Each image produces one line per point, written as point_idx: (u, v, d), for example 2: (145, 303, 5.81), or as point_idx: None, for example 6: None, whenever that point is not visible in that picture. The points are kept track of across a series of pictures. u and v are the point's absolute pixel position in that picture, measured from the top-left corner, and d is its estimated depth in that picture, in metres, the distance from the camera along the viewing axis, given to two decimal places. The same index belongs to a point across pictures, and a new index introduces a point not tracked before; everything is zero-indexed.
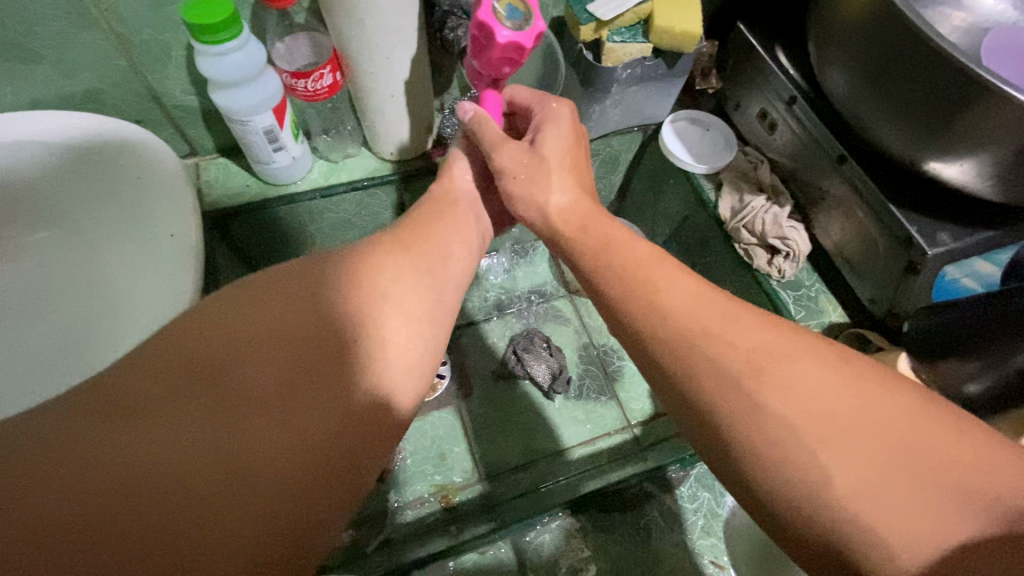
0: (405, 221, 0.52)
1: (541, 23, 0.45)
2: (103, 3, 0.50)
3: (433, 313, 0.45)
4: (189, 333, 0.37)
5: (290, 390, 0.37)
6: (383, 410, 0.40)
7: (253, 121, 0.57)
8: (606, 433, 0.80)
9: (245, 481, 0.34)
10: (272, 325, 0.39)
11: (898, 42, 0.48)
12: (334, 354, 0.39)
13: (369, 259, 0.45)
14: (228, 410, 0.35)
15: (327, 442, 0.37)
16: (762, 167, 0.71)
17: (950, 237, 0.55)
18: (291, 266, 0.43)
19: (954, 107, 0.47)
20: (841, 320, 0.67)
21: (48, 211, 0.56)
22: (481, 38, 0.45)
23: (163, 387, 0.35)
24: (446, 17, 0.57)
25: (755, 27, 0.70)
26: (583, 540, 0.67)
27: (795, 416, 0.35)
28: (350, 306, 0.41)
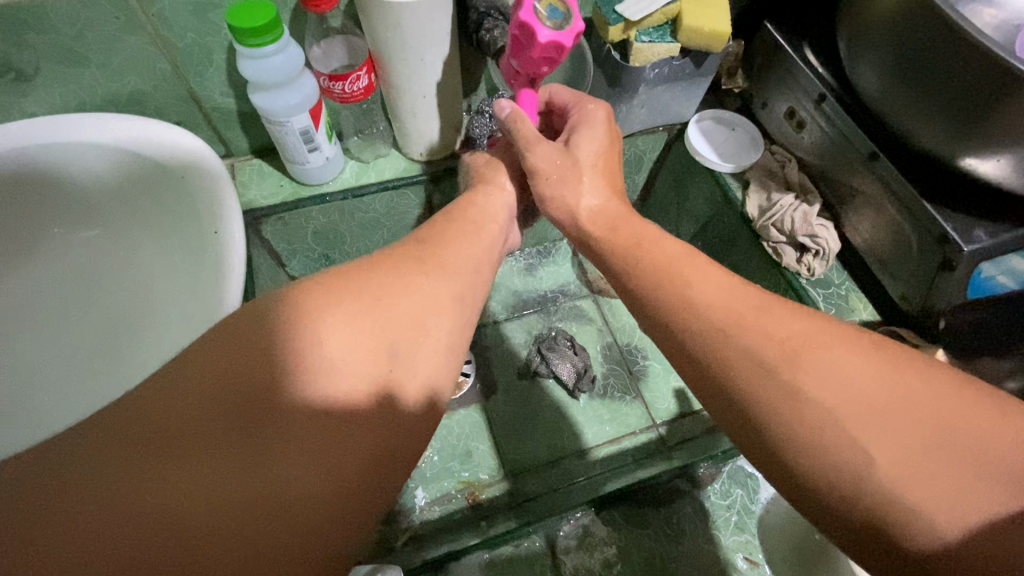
0: (440, 221, 0.52)
1: (580, 22, 0.45)
2: (150, 9, 0.52)
3: (461, 321, 0.45)
4: (211, 365, 0.35)
5: (316, 418, 0.36)
6: (410, 429, 0.40)
7: (291, 122, 0.59)
8: (631, 433, 0.80)
9: (274, 501, 0.33)
10: (297, 350, 0.37)
11: (939, 37, 0.47)
12: (361, 378, 0.39)
13: (401, 270, 0.44)
14: (256, 443, 0.34)
15: (357, 457, 0.37)
16: (789, 165, 0.71)
17: (986, 234, 0.54)
18: (314, 285, 0.41)
19: (993, 103, 0.46)
20: (873, 319, 0.66)
21: (95, 213, 0.59)
22: (522, 38, 0.45)
23: (188, 425, 0.33)
24: (484, 20, 0.57)
25: (782, 26, 0.70)
26: (613, 536, 0.68)
27: (838, 408, 0.35)
28: (383, 318, 0.41)
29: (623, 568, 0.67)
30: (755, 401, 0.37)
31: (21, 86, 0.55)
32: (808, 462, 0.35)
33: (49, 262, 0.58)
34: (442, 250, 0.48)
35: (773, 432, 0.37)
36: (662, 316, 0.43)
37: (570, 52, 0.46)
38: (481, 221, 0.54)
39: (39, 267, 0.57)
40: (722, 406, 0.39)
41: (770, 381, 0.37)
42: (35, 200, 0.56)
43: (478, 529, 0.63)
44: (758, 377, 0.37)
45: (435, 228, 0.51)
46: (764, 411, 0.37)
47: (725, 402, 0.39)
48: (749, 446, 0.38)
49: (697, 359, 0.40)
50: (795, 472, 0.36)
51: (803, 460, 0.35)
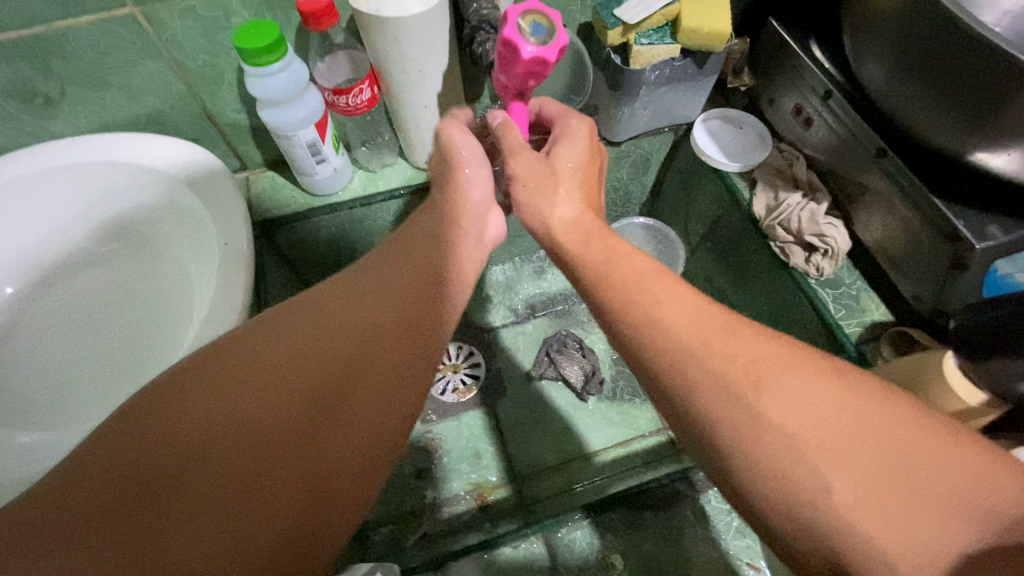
0: (421, 216, 0.51)
1: (564, 35, 0.44)
2: (164, 33, 0.55)
3: (428, 331, 0.44)
4: (174, 405, 0.35)
5: (282, 443, 0.36)
6: (380, 440, 0.40)
7: (298, 136, 0.61)
8: (640, 435, 0.76)
9: (230, 540, 0.33)
10: (263, 380, 0.38)
11: (937, 34, 0.46)
12: (328, 399, 0.39)
13: (363, 292, 0.44)
14: (223, 476, 0.34)
15: (315, 484, 0.36)
16: (797, 163, 0.70)
17: (1000, 231, 0.52)
18: (278, 318, 0.42)
19: (1000, 95, 0.45)
20: (883, 318, 0.64)
21: (104, 223, 0.60)
22: (507, 55, 0.45)
23: (150, 464, 0.33)
24: (475, 33, 0.58)
25: (788, 21, 0.69)
26: (614, 539, 0.71)
27: (817, 413, 0.35)
28: (342, 345, 0.41)
29: (623, 569, 0.70)
30: (723, 416, 0.37)
31: (48, 109, 0.59)
32: (793, 470, 0.34)
33: (53, 272, 0.58)
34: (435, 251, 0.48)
35: (743, 445, 0.36)
36: (632, 332, 0.42)
37: (554, 67, 0.45)
38: (457, 212, 0.51)
39: (42, 278, 0.58)
40: (693, 424, 0.39)
41: (757, 388, 0.36)
42: (52, 212, 0.58)
43: (482, 529, 0.70)
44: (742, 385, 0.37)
45: (417, 225, 0.50)
46: (739, 422, 0.36)
47: (693, 418, 0.38)
48: (719, 461, 0.37)
49: (666, 379, 0.40)
50: (765, 488, 0.35)
51: (776, 475, 0.35)
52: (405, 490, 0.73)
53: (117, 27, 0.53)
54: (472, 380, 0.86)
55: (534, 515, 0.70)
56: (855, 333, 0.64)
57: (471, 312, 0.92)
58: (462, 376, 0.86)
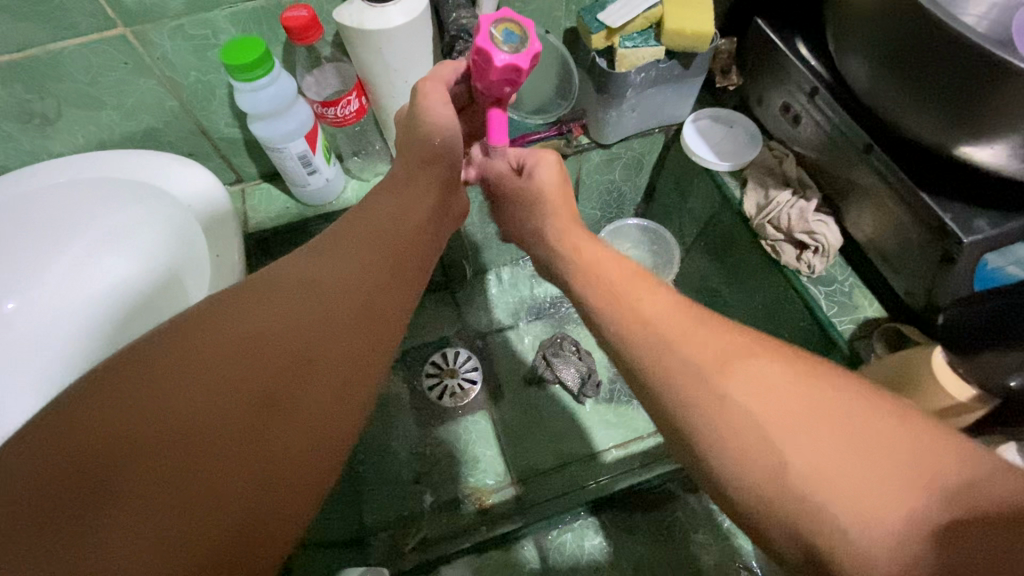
0: (384, 204, 0.51)
1: (536, 43, 0.45)
2: (155, 53, 0.56)
3: (394, 307, 0.45)
4: (108, 396, 0.31)
5: (236, 426, 0.33)
6: (341, 424, 0.38)
7: (288, 148, 0.62)
8: (638, 437, 0.80)
9: (205, 512, 0.31)
10: (214, 365, 0.34)
11: (915, 31, 0.47)
12: (288, 381, 0.37)
13: (330, 266, 0.43)
14: (168, 468, 0.30)
15: (292, 450, 0.35)
16: (787, 160, 0.70)
17: (988, 224, 0.52)
18: (229, 301, 0.39)
19: (979, 89, 0.45)
20: (877, 315, 0.63)
21: (101, 238, 0.62)
22: (480, 63, 0.46)
23: (83, 461, 0.29)
24: (456, 42, 0.59)
25: (773, 20, 0.69)
26: (610, 535, 0.73)
27: (795, 416, 0.34)
28: (313, 314, 0.40)
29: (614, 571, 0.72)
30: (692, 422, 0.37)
31: (46, 129, 0.60)
32: (772, 470, 0.33)
33: (53, 287, 0.60)
34: (409, 254, 0.48)
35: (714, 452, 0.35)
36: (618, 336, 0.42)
37: (528, 73, 0.46)
38: (422, 195, 0.53)
39: (41, 292, 0.59)
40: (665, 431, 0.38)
41: (733, 393, 0.36)
42: (45, 229, 0.59)
43: (477, 533, 0.70)
44: (720, 369, 0.37)
45: (386, 213, 0.50)
46: (704, 431, 0.36)
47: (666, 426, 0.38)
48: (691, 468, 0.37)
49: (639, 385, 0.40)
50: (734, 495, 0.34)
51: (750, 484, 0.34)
52: (405, 495, 0.75)
53: (110, 48, 0.54)
54: (469, 386, 0.87)
55: (532, 518, 0.72)
56: (847, 331, 0.63)
57: (468, 317, 0.93)
58: (460, 381, 0.86)
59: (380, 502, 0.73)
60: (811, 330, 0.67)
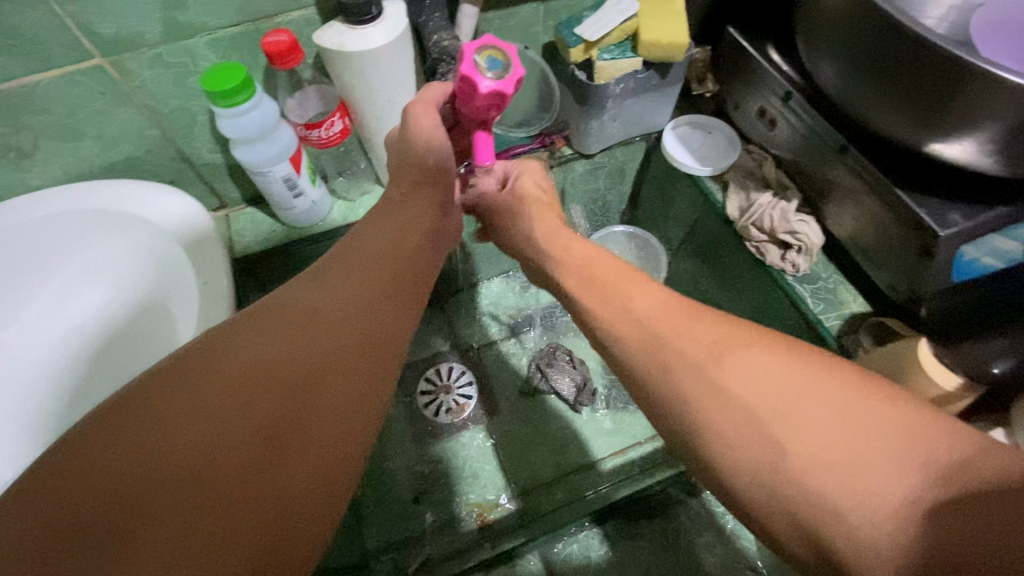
0: (375, 226, 0.51)
1: (520, 69, 0.46)
2: (133, 82, 0.56)
3: (397, 326, 0.45)
4: (103, 451, 0.30)
5: (251, 451, 0.33)
6: (348, 453, 0.38)
7: (272, 171, 0.61)
8: (635, 445, 0.74)
9: (226, 537, 0.30)
10: (212, 408, 0.34)
11: (881, 36, 0.48)
12: (291, 415, 0.36)
13: (330, 290, 0.44)
14: (175, 518, 0.30)
15: (307, 473, 0.35)
16: (766, 163, 0.71)
17: (962, 217, 0.54)
18: (221, 339, 0.38)
19: (946, 89, 0.47)
20: (862, 310, 0.65)
21: (77, 269, 0.60)
22: (465, 88, 0.46)
23: (94, 504, 0.29)
24: (436, 65, 0.59)
25: (744, 28, 0.71)
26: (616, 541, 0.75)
27: (783, 415, 0.35)
28: (320, 337, 0.40)
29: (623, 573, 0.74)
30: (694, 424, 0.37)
31: (22, 163, 0.59)
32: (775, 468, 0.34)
33: (27, 320, 0.57)
34: (403, 274, 0.48)
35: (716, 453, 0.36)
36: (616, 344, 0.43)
37: (513, 98, 0.47)
38: (419, 224, 0.53)
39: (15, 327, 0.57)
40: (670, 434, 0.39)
41: (731, 393, 0.37)
42: (26, 261, 0.58)
43: (483, 548, 0.69)
44: (714, 360, 0.38)
45: (376, 233, 0.50)
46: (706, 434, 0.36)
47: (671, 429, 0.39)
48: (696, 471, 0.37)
49: None
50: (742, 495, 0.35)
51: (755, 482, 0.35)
52: (404, 517, 0.73)
53: (87, 79, 0.54)
54: (465, 400, 0.86)
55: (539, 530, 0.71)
56: (834, 327, 0.64)
57: (461, 331, 0.93)
58: (455, 396, 0.86)
59: (378, 523, 0.71)
60: (798, 329, 0.68)
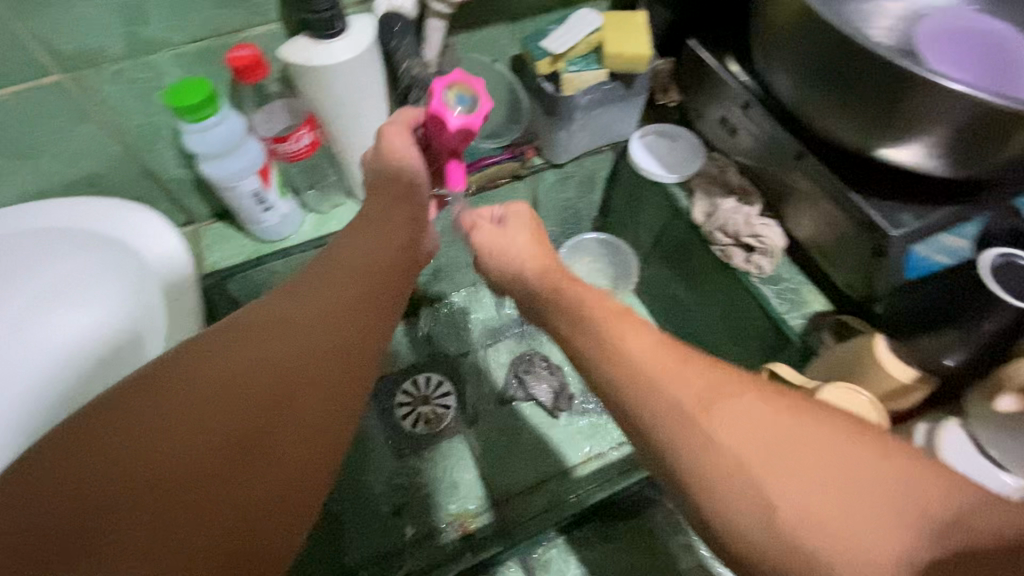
0: (353, 235, 0.52)
1: (487, 101, 0.46)
2: (95, 98, 0.55)
3: (373, 334, 0.45)
4: (77, 461, 0.33)
5: (221, 456, 0.35)
6: (315, 457, 0.39)
7: (240, 186, 0.61)
8: (611, 447, 0.80)
9: (195, 533, 0.33)
10: (183, 417, 0.35)
11: (831, 48, 0.51)
12: (258, 426, 0.37)
13: (307, 297, 0.44)
14: (141, 523, 0.32)
15: (274, 476, 0.37)
16: (728, 170, 0.74)
17: (912, 218, 0.57)
18: (191, 349, 0.39)
19: (892, 97, 0.50)
20: (824, 308, 0.67)
21: (43, 291, 0.58)
22: (436, 124, 0.48)
23: (78, 499, 0.32)
24: (409, 93, 0.63)
25: (704, 40, 0.73)
26: (587, 547, 0.75)
27: (757, 443, 0.36)
28: (293, 345, 0.41)
29: None
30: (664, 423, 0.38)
31: None
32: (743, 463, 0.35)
33: None
34: (380, 283, 0.48)
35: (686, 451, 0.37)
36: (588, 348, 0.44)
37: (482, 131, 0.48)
38: (399, 233, 0.52)
39: None
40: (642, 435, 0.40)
41: (714, 414, 0.37)
42: None
43: (466, 556, 0.70)
44: (704, 410, 0.38)
45: (354, 244, 0.50)
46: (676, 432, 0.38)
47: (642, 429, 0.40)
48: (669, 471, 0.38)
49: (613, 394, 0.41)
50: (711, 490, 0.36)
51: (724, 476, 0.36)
52: (382, 530, 0.73)
53: (46, 96, 0.53)
54: (443, 410, 0.86)
55: (514, 538, 0.71)
56: (798, 326, 0.66)
57: (437, 341, 0.92)
58: (434, 407, 0.86)
59: (358, 536, 0.72)
60: (765, 329, 0.70)
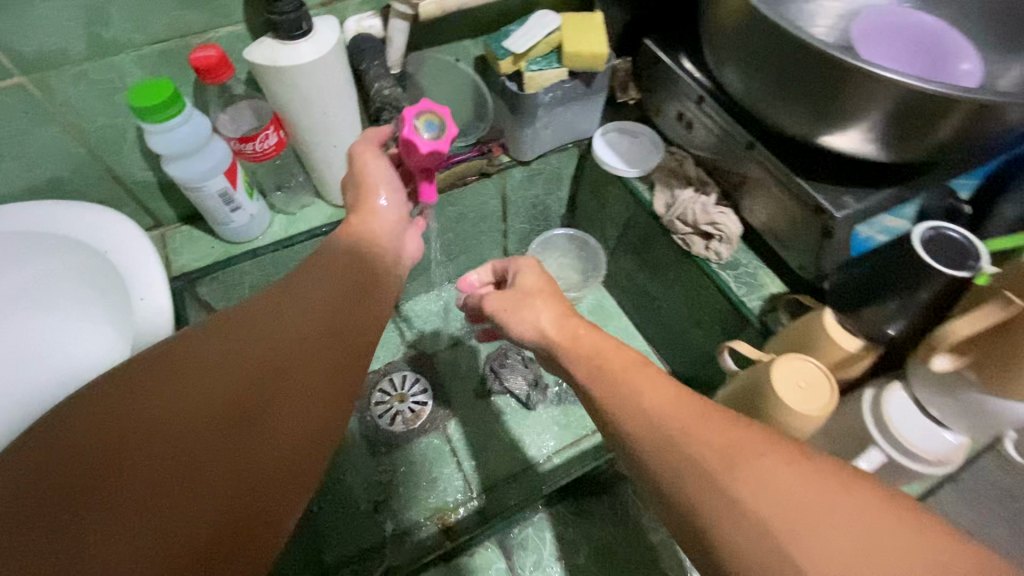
0: (339, 237, 0.53)
1: (452, 129, 0.54)
2: (57, 100, 0.55)
3: (363, 322, 0.48)
4: (94, 422, 0.36)
5: (219, 428, 0.38)
6: (314, 435, 0.41)
7: (207, 186, 0.61)
8: (585, 435, 0.83)
9: (195, 497, 0.35)
10: (184, 392, 0.38)
11: (772, 42, 0.55)
12: (254, 402, 0.39)
13: (300, 286, 0.46)
14: (146, 485, 0.35)
15: (269, 449, 0.39)
16: (686, 162, 0.77)
17: (854, 200, 0.61)
18: (204, 328, 0.42)
19: (829, 85, 0.53)
20: (780, 290, 0.71)
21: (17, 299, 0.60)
22: (407, 148, 0.54)
23: (88, 464, 0.34)
24: (380, 112, 0.65)
25: (659, 39, 0.77)
26: (563, 526, 0.81)
27: (778, 504, 0.35)
28: (286, 329, 0.43)
29: (577, 554, 0.79)
30: None
31: None
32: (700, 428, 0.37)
33: None
34: (368, 277, 0.50)
35: None
36: None
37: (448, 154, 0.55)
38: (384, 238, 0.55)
39: None
40: None
41: (737, 466, 0.37)
42: None
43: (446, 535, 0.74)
44: (726, 466, 0.37)
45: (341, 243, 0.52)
46: None
47: None
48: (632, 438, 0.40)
49: None
50: None
51: None
52: (363, 527, 0.73)
53: (6, 99, 0.53)
54: (420, 407, 0.87)
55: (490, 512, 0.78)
56: (756, 308, 0.70)
57: (412, 340, 0.94)
58: (410, 404, 0.87)
59: (336, 532, 0.73)
60: (726, 312, 0.74)
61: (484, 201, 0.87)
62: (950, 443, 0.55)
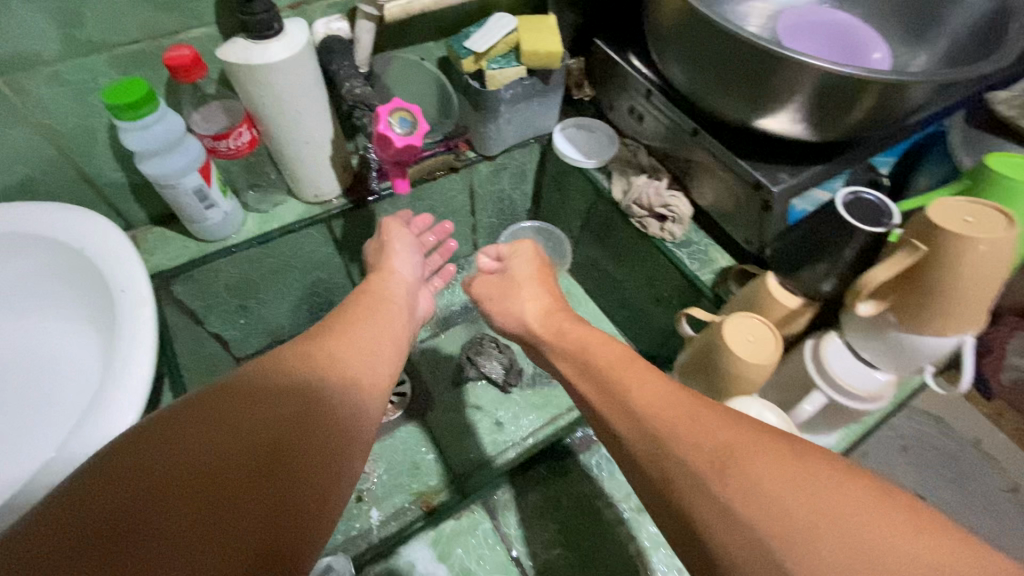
0: (340, 307, 0.59)
1: (423, 123, 0.59)
2: (28, 100, 0.56)
3: (374, 370, 0.51)
4: (131, 461, 0.35)
5: (259, 463, 0.38)
6: (335, 483, 0.41)
7: (182, 183, 0.63)
8: (561, 412, 0.87)
9: (237, 532, 0.34)
10: (224, 429, 0.38)
11: (708, 35, 0.61)
12: (290, 437, 0.40)
13: (319, 340, 0.50)
14: (188, 519, 0.34)
15: (304, 484, 0.39)
16: (639, 152, 0.83)
17: (788, 176, 0.67)
18: (224, 381, 0.42)
19: (761, 72, 0.60)
20: (729, 264, 0.77)
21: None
22: (382, 143, 0.59)
23: (127, 501, 0.33)
24: (355, 110, 0.68)
25: (609, 40, 0.83)
26: (538, 490, 0.73)
27: (762, 504, 0.35)
28: (314, 373, 0.45)
29: (555, 518, 0.72)
30: None
31: None
32: None
33: None
34: (374, 333, 0.54)
35: None
36: None
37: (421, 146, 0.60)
38: (382, 303, 0.60)
39: None
40: None
41: (728, 468, 0.37)
42: None
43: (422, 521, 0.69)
44: (717, 473, 0.37)
45: (339, 313, 0.57)
46: None
47: None
48: None
49: None
50: None
51: None
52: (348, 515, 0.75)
53: None
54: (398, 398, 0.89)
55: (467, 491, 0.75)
56: (708, 280, 0.76)
57: None
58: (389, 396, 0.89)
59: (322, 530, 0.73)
60: (682, 287, 0.79)
61: (452, 196, 0.91)
62: (880, 380, 0.63)
